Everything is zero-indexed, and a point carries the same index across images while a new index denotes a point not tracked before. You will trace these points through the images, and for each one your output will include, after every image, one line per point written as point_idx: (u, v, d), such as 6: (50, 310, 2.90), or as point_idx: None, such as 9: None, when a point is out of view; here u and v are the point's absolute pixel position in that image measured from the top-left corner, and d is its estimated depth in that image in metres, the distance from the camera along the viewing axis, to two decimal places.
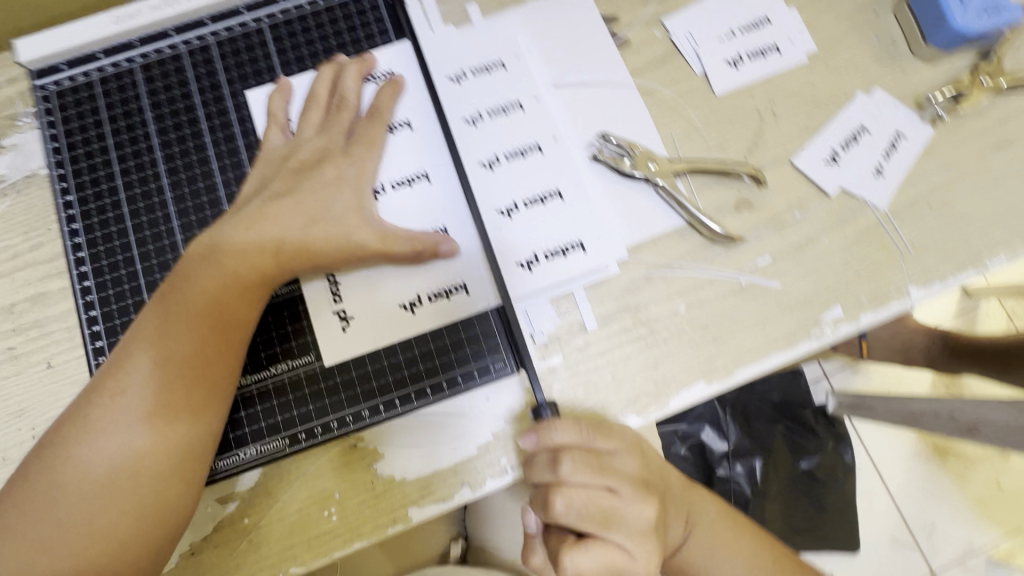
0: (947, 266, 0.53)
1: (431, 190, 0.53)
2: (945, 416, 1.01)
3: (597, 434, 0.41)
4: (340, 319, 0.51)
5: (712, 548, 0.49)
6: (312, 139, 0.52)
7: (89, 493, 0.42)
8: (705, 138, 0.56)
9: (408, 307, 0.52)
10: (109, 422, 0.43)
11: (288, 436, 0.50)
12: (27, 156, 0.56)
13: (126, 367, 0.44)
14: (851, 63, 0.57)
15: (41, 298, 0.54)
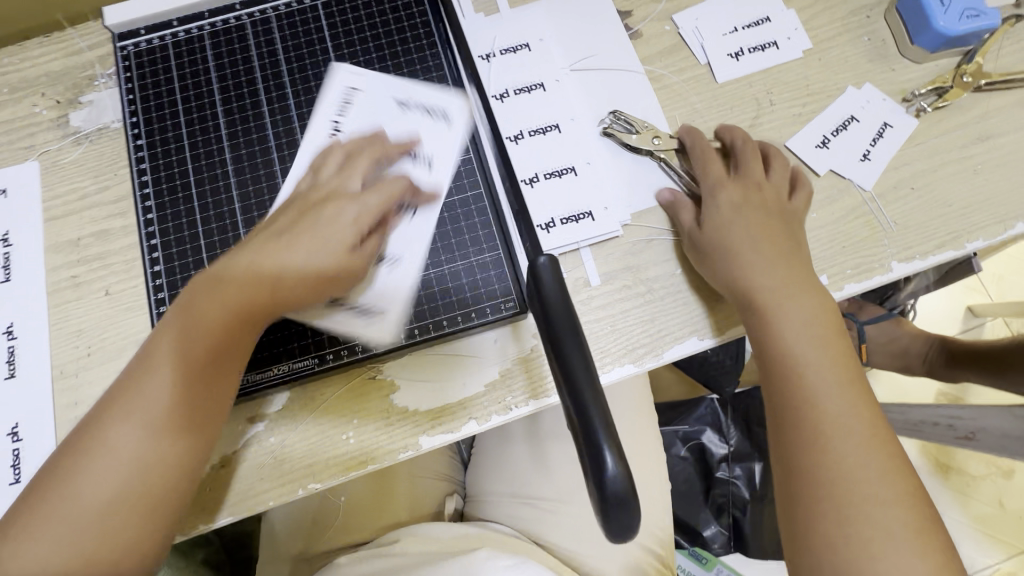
0: (927, 244, 0.58)
1: (427, 176, 0.57)
2: (943, 423, 1.02)
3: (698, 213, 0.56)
4: (375, 263, 0.55)
5: (821, 361, 0.49)
6: (331, 175, 0.53)
7: (98, 506, 0.42)
8: (706, 121, 0.62)
9: (434, 264, 0.56)
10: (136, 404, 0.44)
11: (318, 356, 0.55)
12: (100, 112, 0.64)
13: (143, 384, 0.44)
14: (843, 60, 0.63)
15: (103, 234, 0.60)
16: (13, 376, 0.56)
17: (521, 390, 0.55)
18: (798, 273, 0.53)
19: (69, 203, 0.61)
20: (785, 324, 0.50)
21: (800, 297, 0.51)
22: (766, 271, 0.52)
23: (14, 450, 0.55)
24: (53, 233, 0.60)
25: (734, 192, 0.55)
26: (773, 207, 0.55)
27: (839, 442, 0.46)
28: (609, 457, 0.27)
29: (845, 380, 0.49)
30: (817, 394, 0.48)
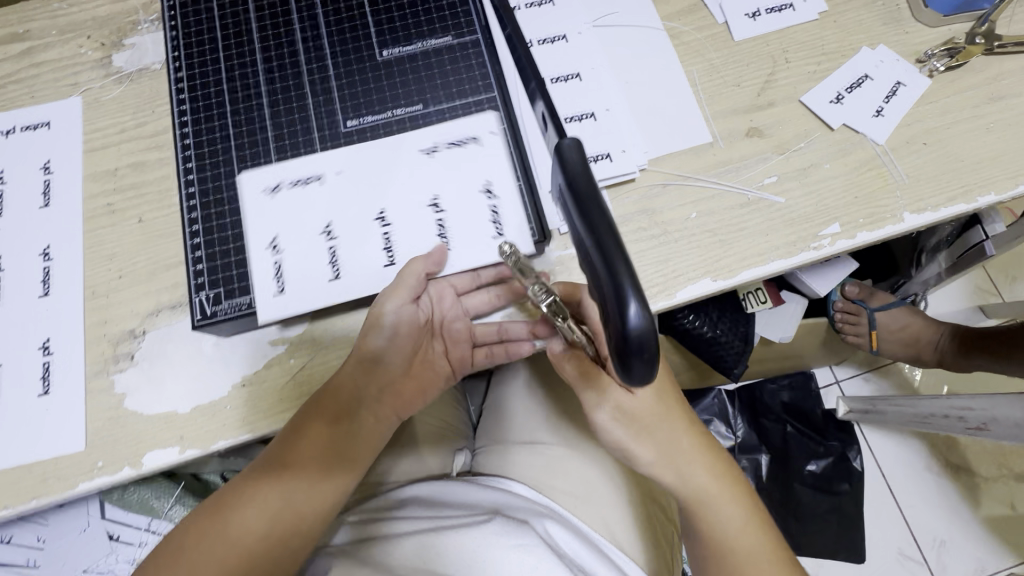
0: (938, 197, 0.59)
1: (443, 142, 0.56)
2: (953, 415, 1.00)
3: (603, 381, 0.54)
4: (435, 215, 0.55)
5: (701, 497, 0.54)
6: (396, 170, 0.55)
7: (247, 539, 0.52)
8: (723, 76, 0.63)
9: (486, 195, 0.55)
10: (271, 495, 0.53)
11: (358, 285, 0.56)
12: (141, 54, 0.67)
13: (272, 489, 0.53)
14: (858, 23, 0.65)
15: (140, 165, 0.63)
16: (47, 294, 0.59)
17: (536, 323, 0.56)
18: (674, 403, 0.57)
19: (108, 136, 0.64)
20: (678, 454, 0.55)
21: (674, 410, 0.57)
22: (655, 421, 0.55)
23: (44, 363, 0.57)
24: (92, 163, 0.63)
25: (641, 384, 0.55)
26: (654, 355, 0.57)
27: (749, 549, 0.53)
28: (633, 306, 0.27)
29: (725, 491, 0.55)
30: (702, 478, 0.55)
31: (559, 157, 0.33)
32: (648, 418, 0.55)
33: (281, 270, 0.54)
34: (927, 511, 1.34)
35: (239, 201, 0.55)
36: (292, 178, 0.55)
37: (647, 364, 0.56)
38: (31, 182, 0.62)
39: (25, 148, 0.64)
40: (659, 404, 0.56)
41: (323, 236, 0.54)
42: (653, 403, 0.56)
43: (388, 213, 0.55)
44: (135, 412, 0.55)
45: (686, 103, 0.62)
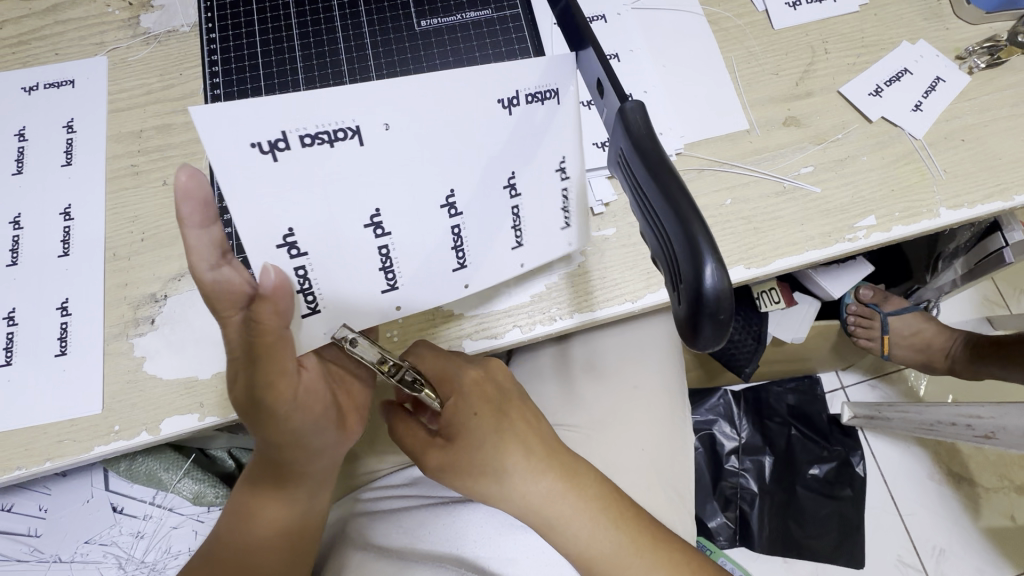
0: (976, 194, 0.58)
1: (558, 116, 0.43)
2: (961, 423, 0.99)
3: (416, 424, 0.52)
4: (560, 181, 0.45)
5: (556, 517, 0.49)
6: (518, 140, 0.42)
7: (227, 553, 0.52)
8: (761, 64, 0.63)
9: (561, 174, 0.45)
10: (260, 539, 0.52)
11: None
12: (169, 16, 0.66)
13: (251, 514, 0.52)
14: (898, 16, 0.64)
15: (165, 128, 0.61)
16: (67, 254, 0.57)
17: (565, 303, 0.55)
18: (515, 436, 0.49)
19: (134, 97, 0.62)
20: (514, 490, 0.49)
21: (517, 441, 0.49)
22: (480, 462, 0.48)
23: (61, 324, 0.56)
24: (116, 124, 0.62)
25: (454, 425, 0.50)
26: (468, 397, 0.50)
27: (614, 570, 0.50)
28: (712, 267, 0.27)
29: (578, 511, 0.49)
30: (555, 507, 0.49)
31: (626, 124, 0.32)
32: (489, 456, 0.49)
33: (460, 239, 0.44)
34: (927, 517, 1.34)
35: (342, 152, 0.39)
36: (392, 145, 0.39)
37: (468, 406, 0.50)
38: (54, 141, 0.61)
39: (46, 105, 0.62)
40: (481, 444, 0.49)
41: (444, 210, 0.42)
42: (476, 445, 0.49)
43: (518, 178, 0.44)
44: (154, 376, 0.55)
45: (723, 89, 0.62)
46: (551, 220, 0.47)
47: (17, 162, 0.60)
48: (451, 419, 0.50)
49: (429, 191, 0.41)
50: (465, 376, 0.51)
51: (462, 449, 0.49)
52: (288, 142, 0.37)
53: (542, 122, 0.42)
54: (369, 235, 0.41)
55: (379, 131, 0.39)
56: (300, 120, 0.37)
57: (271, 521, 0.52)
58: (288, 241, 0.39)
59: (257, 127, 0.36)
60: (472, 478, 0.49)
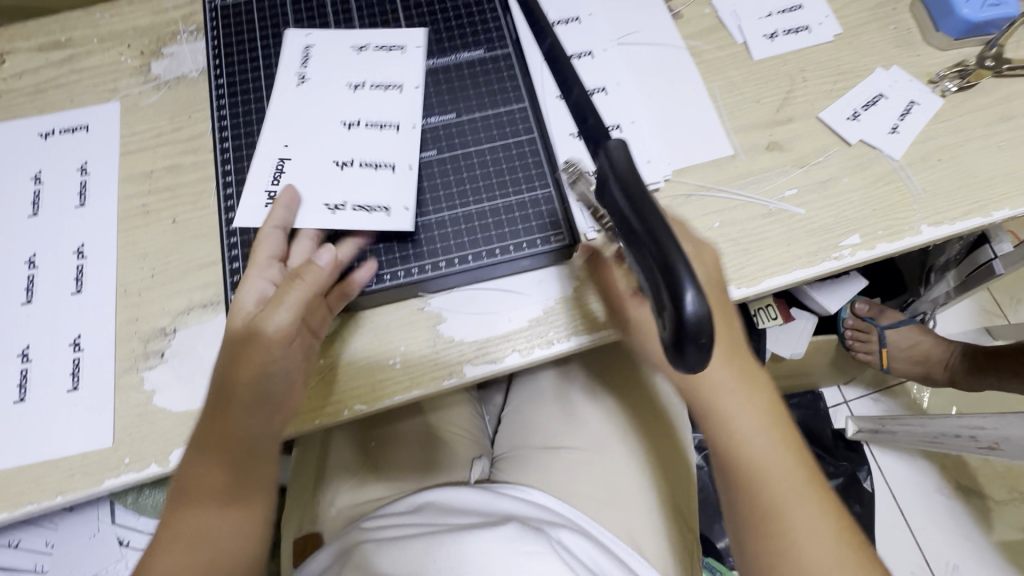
0: (955, 211, 0.60)
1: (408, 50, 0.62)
2: (966, 435, 0.99)
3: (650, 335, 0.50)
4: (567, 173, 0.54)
5: (773, 456, 0.48)
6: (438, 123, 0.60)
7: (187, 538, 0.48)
8: (743, 92, 0.66)
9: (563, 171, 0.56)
10: (193, 528, 0.49)
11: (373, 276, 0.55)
12: (179, 63, 0.69)
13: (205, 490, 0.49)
14: (872, 45, 0.67)
15: (175, 169, 0.64)
16: (80, 291, 0.60)
17: (562, 327, 0.57)
18: (721, 318, 0.48)
19: (145, 140, 0.66)
20: (742, 447, 0.49)
21: (734, 381, 0.49)
22: (716, 407, 0.49)
23: (74, 360, 0.57)
24: (127, 166, 0.65)
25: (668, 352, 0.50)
26: (707, 329, 0.47)
27: (771, 498, 0.47)
28: (690, 290, 0.28)
29: (772, 442, 0.49)
30: (754, 461, 0.48)
31: (611, 157, 0.34)
32: (719, 351, 0.49)
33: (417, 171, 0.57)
34: (938, 532, 1.33)
35: (356, 170, 0.57)
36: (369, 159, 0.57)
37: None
38: (68, 184, 0.64)
39: (62, 150, 0.65)
40: (698, 363, 0.49)
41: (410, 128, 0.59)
42: (698, 374, 0.49)
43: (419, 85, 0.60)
44: (163, 409, 0.56)
45: (707, 117, 0.65)
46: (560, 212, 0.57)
47: (34, 205, 0.63)
48: (646, 330, 0.50)
49: (404, 114, 0.59)
50: (667, 238, 0.48)
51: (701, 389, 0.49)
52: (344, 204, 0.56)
53: (389, 51, 0.62)
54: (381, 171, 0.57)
55: (382, 166, 0.57)
56: (335, 178, 0.56)
57: (206, 507, 0.49)
58: (335, 205, 0.55)
59: (309, 189, 0.56)
60: (671, 374, 0.50)
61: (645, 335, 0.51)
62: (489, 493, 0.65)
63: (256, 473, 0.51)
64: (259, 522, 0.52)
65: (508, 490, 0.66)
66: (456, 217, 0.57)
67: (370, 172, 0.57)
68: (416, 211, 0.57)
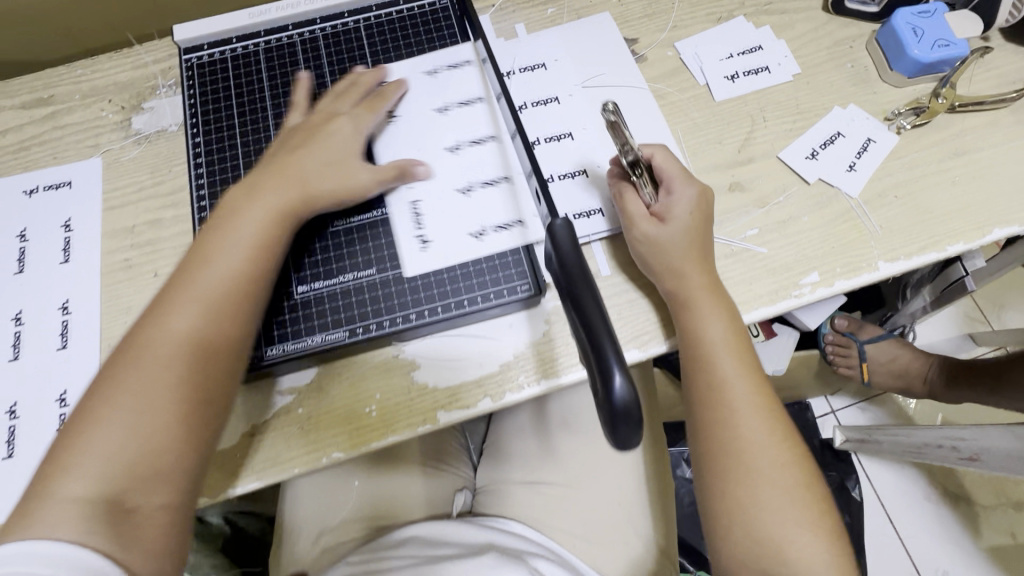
0: (911, 246, 0.62)
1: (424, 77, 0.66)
2: (947, 445, 1.01)
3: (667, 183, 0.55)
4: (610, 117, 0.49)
5: (749, 399, 0.50)
6: (352, 105, 0.62)
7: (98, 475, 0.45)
8: (706, 133, 0.68)
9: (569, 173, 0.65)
10: (70, 470, 0.44)
11: (348, 329, 0.58)
12: (159, 117, 0.71)
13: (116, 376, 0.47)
14: (829, 84, 0.69)
15: (156, 223, 0.66)
16: (65, 346, 0.61)
17: (532, 371, 0.59)
18: (716, 299, 0.52)
19: (127, 195, 0.68)
20: (739, 428, 0.50)
21: (740, 366, 0.51)
22: (721, 382, 0.51)
23: (60, 415, 0.59)
24: (110, 220, 0.67)
25: (688, 324, 0.52)
26: (699, 227, 0.54)
27: (739, 436, 0.50)
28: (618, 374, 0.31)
29: (749, 391, 0.50)
30: (747, 439, 0.49)
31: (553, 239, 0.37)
32: (691, 237, 0.53)
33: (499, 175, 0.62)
34: (926, 539, 1.34)
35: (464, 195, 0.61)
36: (480, 181, 0.62)
37: (685, 205, 0.54)
38: (53, 240, 0.66)
39: (46, 207, 0.67)
40: (678, 244, 0.53)
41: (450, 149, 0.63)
42: (673, 235, 0.53)
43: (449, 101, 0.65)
44: None
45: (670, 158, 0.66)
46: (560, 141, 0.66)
47: (19, 261, 0.65)
48: (657, 251, 0.53)
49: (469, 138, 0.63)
50: (659, 157, 0.56)
51: (699, 236, 0.54)
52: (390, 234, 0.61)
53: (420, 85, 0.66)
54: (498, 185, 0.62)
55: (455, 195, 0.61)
56: (444, 215, 0.61)
57: (126, 382, 0.47)
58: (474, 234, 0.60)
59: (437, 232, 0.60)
60: (670, 229, 0.54)
61: (648, 248, 0.54)
62: (467, 524, 0.66)
63: (233, 301, 0.52)
64: (170, 464, 0.47)
65: (491, 524, 0.67)
66: (425, 269, 0.60)
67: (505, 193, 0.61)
68: (387, 265, 0.60)
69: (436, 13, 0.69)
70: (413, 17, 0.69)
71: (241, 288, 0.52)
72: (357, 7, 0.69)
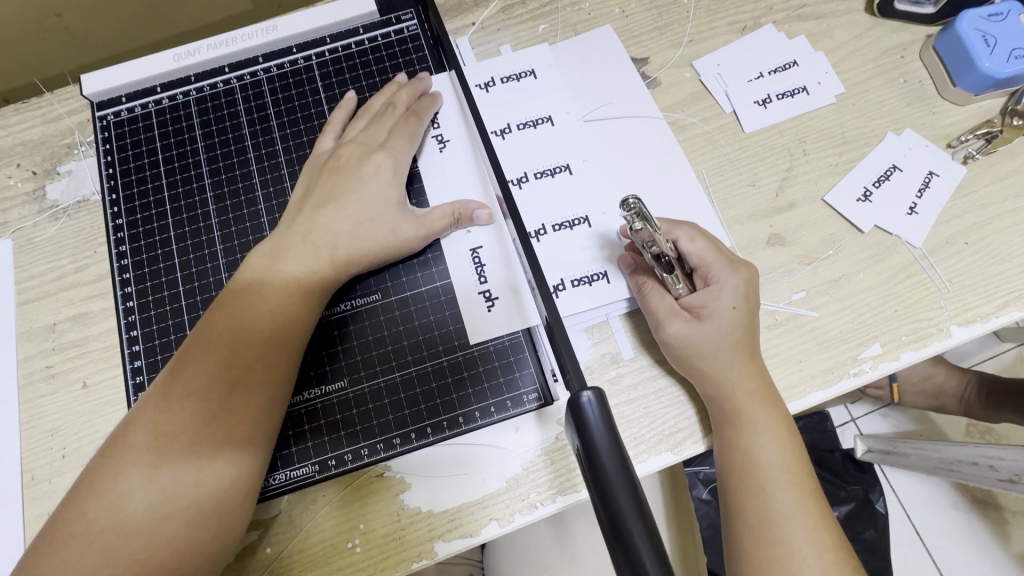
0: (988, 305, 0.52)
1: (446, 98, 0.56)
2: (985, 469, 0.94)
3: (708, 269, 0.48)
4: (631, 213, 0.41)
5: (808, 537, 0.42)
6: (357, 138, 0.52)
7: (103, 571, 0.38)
8: (737, 173, 0.57)
9: (582, 221, 0.54)
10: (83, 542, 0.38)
11: (318, 462, 0.49)
12: (79, 183, 0.59)
13: (133, 442, 0.41)
14: (879, 104, 0.58)
15: (81, 318, 0.55)
16: None
17: (546, 485, 0.49)
18: (769, 412, 0.45)
19: (44, 284, 0.56)
20: (798, 573, 0.41)
21: (800, 497, 0.43)
22: (776, 515, 0.42)
23: None
24: (26, 318, 0.55)
25: (734, 444, 0.45)
26: (743, 323, 0.47)
27: None
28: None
29: (805, 526, 0.42)
30: None
31: (584, 426, 0.27)
32: (736, 341, 0.46)
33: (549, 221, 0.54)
34: None
35: (570, 237, 0.54)
36: (555, 222, 0.54)
37: (729, 298, 0.47)
38: None
39: None
40: (720, 347, 0.46)
41: (517, 184, 0.55)
42: (712, 336, 0.46)
43: (508, 126, 0.57)
44: None
45: (698, 207, 0.55)
46: (582, 173, 0.55)
47: None
48: (695, 354, 0.46)
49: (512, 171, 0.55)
50: (698, 243, 0.49)
51: (746, 328, 0.47)
52: (564, 285, 0.53)
53: (445, 115, 0.55)
54: (585, 227, 0.54)
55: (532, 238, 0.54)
56: (571, 272, 0.53)
57: (151, 429, 0.41)
58: (558, 287, 0.52)
59: (578, 298, 0.52)
60: (705, 325, 0.46)
61: (685, 353, 0.47)
62: None
63: (241, 405, 0.42)
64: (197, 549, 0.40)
65: None
66: (407, 379, 0.50)
67: (575, 241, 0.54)
68: (362, 376, 0.50)
69: (404, 42, 0.58)
70: (377, 49, 0.57)
71: (250, 388, 0.42)
72: (309, 40, 0.57)
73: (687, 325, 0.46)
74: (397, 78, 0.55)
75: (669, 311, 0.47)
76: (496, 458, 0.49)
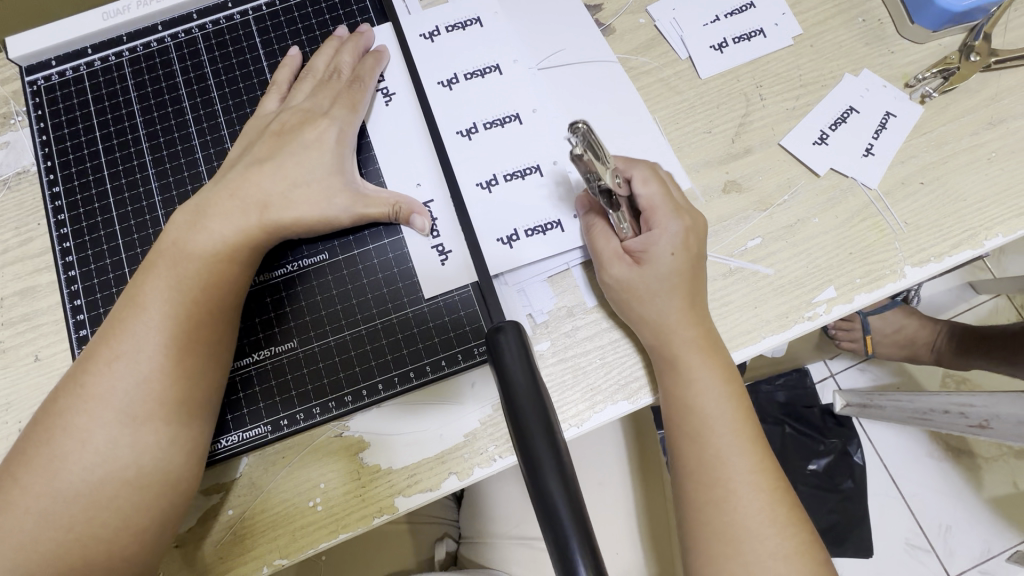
0: (943, 244, 0.52)
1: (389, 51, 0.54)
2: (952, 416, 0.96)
3: (653, 213, 0.47)
4: (575, 138, 0.40)
5: (746, 478, 0.42)
6: (302, 100, 0.51)
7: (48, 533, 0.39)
8: (693, 121, 0.56)
9: (535, 168, 0.53)
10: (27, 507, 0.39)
11: (270, 423, 0.49)
12: (19, 154, 0.54)
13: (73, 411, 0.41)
14: (838, 45, 0.57)
15: (29, 292, 0.52)
16: None
17: (504, 438, 0.49)
18: (708, 359, 0.45)
19: None
20: (736, 512, 0.42)
21: (740, 441, 0.43)
22: (715, 460, 0.43)
23: None
24: None
25: (678, 390, 0.45)
26: (684, 269, 0.47)
27: (733, 523, 0.41)
28: (581, 563, 0.27)
29: (744, 468, 0.43)
30: (743, 527, 0.41)
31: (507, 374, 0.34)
32: (677, 287, 0.46)
33: (501, 170, 0.53)
34: None
35: (522, 187, 0.53)
36: (507, 171, 0.53)
37: (669, 245, 0.46)
38: None
39: None
40: (656, 293, 0.46)
41: (464, 135, 0.54)
42: (653, 280, 0.46)
43: (455, 76, 0.55)
44: None
45: (653, 153, 0.54)
46: (531, 121, 0.54)
47: None
48: (634, 297, 0.47)
49: (457, 123, 0.54)
50: (650, 186, 0.47)
51: (687, 275, 0.47)
52: (518, 235, 0.52)
53: (391, 69, 0.54)
54: (537, 175, 0.53)
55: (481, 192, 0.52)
56: (524, 222, 0.52)
57: (89, 398, 0.41)
58: (509, 238, 0.51)
59: (532, 247, 0.51)
60: (644, 270, 0.47)
61: (623, 294, 0.47)
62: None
63: (182, 369, 0.43)
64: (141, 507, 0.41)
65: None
66: (357, 338, 0.50)
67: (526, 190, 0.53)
68: (311, 337, 0.50)
69: None
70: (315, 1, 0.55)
71: (188, 358, 0.43)
72: None
73: (626, 268, 0.47)
74: (337, 31, 0.54)
75: (609, 253, 0.48)
76: (457, 412, 0.49)
